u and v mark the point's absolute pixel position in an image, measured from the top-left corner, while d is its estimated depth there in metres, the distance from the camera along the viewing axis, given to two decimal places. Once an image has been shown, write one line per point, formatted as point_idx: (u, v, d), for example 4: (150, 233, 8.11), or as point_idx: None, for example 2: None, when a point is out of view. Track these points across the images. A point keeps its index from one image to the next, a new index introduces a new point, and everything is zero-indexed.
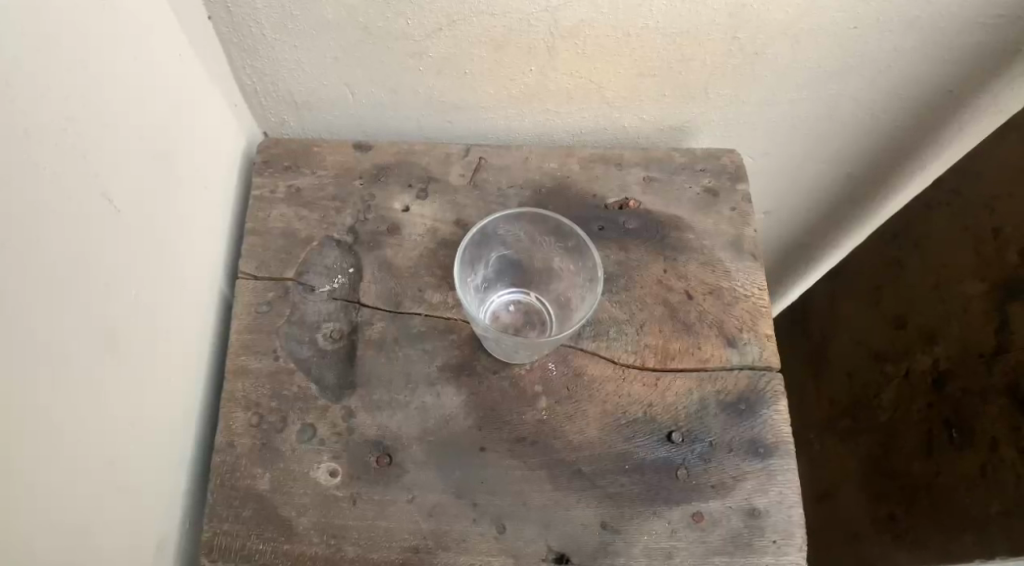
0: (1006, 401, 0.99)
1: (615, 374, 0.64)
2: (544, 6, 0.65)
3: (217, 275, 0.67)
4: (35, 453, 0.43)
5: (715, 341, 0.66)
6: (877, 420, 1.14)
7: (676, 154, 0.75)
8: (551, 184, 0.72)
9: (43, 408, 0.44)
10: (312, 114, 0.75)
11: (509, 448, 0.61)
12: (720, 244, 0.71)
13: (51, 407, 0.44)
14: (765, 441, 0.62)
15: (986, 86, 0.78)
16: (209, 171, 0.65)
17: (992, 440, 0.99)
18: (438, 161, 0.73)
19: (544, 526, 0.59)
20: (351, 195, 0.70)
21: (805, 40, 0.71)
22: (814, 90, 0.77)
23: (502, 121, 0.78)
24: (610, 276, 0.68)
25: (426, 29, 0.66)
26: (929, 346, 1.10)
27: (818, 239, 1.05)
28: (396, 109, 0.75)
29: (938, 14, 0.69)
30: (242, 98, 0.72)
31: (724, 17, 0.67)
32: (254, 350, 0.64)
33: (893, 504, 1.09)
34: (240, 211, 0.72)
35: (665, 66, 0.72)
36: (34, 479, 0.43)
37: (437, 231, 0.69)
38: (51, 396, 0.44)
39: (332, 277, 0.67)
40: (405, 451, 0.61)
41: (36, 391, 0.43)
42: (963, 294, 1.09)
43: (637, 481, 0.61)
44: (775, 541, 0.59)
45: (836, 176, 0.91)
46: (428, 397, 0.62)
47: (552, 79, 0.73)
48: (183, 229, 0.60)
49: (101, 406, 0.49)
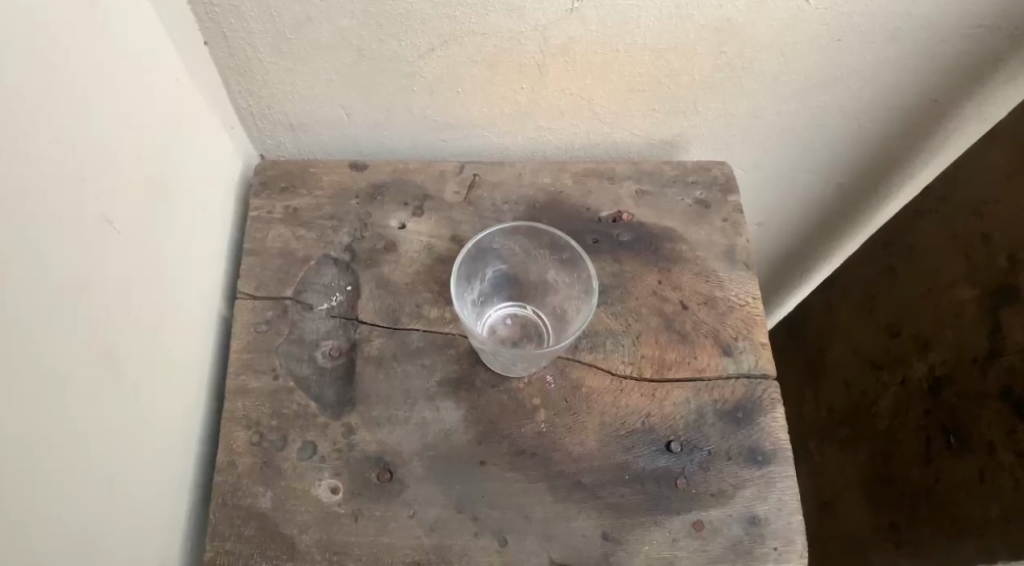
0: (999, 407, 0.94)
1: (612, 385, 0.65)
2: (534, 24, 0.66)
3: (216, 295, 0.68)
4: (37, 472, 0.43)
5: (711, 350, 0.66)
6: (877, 428, 1.13)
7: (667, 166, 0.76)
8: (545, 198, 0.73)
9: (46, 425, 0.44)
10: (308, 135, 0.76)
11: (509, 460, 0.61)
12: (713, 254, 0.72)
13: (53, 424, 0.45)
14: (763, 448, 0.63)
15: (970, 94, 0.79)
16: (206, 193, 0.66)
17: (989, 443, 0.95)
18: (433, 178, 0.73)
19: (545, 537, 0.59)
20: (348, 214, 0.71)
21: (790, 53, 0.72)
22: (801, 102, 0.78)
23: (494, 139, 0.79)
24: (605, 288, 0.69)
25: (419, 50, 0.68)
26: (921, 353, 1.08)
27: (811, 249, 1.06)
28: (390, 128, 0.76)
29: (920, 25, 0.70)
30: (238, 121, 0.73)
31: (710, 31, 0.68)
32: (254, 368, 0.64)
33: (894, 513, 1.08)
34: (238, 231, 0.73)
35: (654, 81, 0.73)
36: (35, 498, 0.43)
37: (433, 247, 0.70)
38: (54, 413, 0.45)
39: (330, 295, 0.67)
40: (406, 466, 0.61)
41: (37, 409, 0.43)
42: (957, 300, 1.04)
43: (637, 491, 0.61)
44: (776, 548, 0.60)
45: (826, 186, 0.93)
46: (427, 412, 0.63)
47: (544, 96, 0.74)
48: (182, 251, 0.61)
49: (103, 424, 0.49)
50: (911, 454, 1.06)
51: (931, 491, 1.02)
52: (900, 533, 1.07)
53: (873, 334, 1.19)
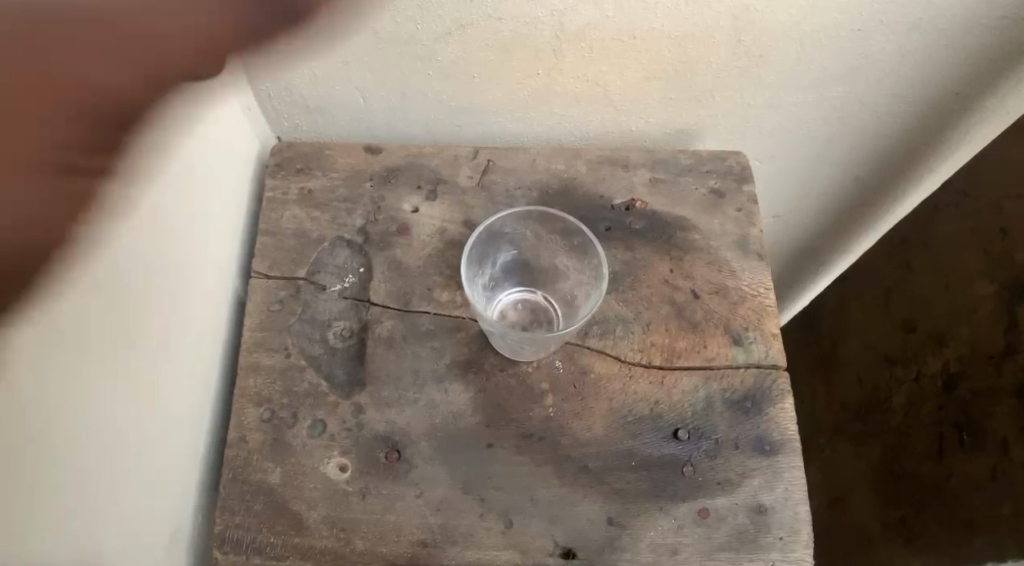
0: (1014, 403, 1.07)
1: (621, 371, 0.65)
2: (550, 9, 0.66)
3: (228, 274, 0.68)
4: (42, 478, 0.43)
5: (721, 339, 0.66)
6: (887, 423, 1.11)
7: (682, 155, 0.76)
8: (558, 185, 0.74)
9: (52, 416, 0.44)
10: (324, 118, 0.77)
11: (516, 443, 0.61)
12: (726, 243, 0.71)
13: (58, 422, 0.45)
14: (770, 438, 0.63)
15: (993, 88, 0.78)
16: (222, 173, 0.67)
17: (1003, 440, 1.06)
18: (446, 162, 0.74)
19: (550, 520, 0.59)
20: (361, 196, 0.71)
21: (810, 42, 0.71)
22: (822, 92, 0.78)
23: (509, 124, 0.79)
24: (616, 275, 0.69)
25: (436, 33, 0.68)
26: (938, 348, 1.13)
27: (829, 243, 1.05)
28: (406, 112, 0.76)
29: (942, 16, 0.69)
30: (255, 101, 0.74)
31: (728, 19, 0.68)
32: (265, 347, 0.65)
33: (902, 506, 1.07)
34: (252, 211, 0.73)
35: (669, 68, 0.73)
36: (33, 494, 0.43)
37: (445, 231, 0.70)
38: (56, 411, 0.44)
39: (343, 276, 0.68)
40: (413, 446, 0.61)
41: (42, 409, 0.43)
42: (971, 294, 1.15)
43: (642, 477, 0.61)
44: (781, 537, 0.60)
45: (845, 179, 0.92)
46: (435, 394, 0.63)
47: (560, 82, 0.74)
48: (197, 229, 0.62)
49: (104, 426, 0.49)
50: (922, 449, 1.09)
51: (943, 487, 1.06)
52: (908, 527, 1.06)
53: (886, 329, 1.16)
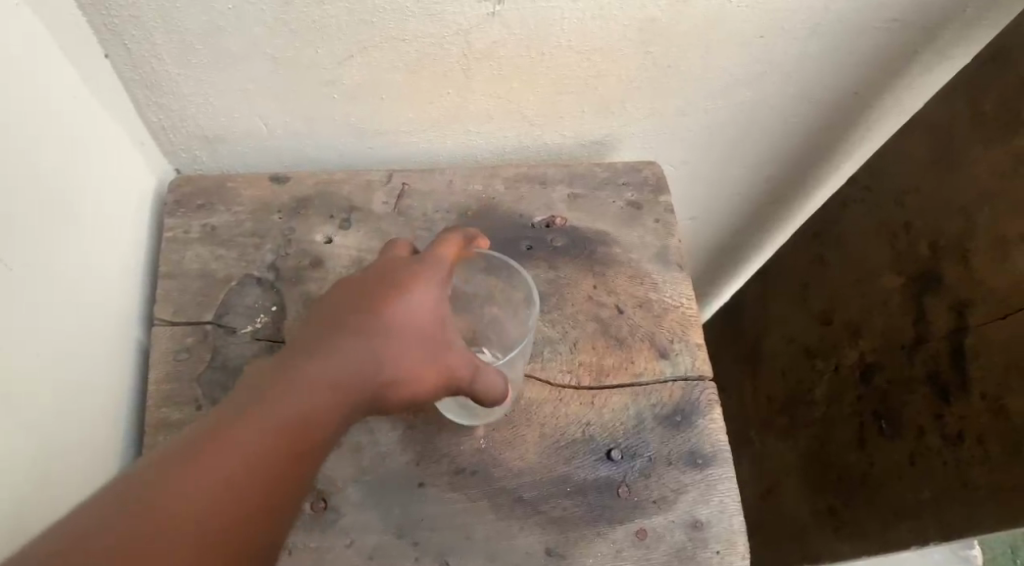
0: (928, 391, 0.92)
1: (551, 395, 0.64)
2: (455, 28, 0.64)
3: (130, 321, 0.64)
4: None
5: (648, 354, 0.66)
6: (813, 415, 1.14)
7: (598, 168, 0.76)
8: (476, 206, 0.72)
9: None
10: (225, 148, 0.72)
11: (448, 480, 0.60)
12: (646, 256, 0.71)
13: None
14: (703, 450, 0.63)
15: (888, 85, 0.81)
16: (114, 216, 0.63)
17: (918, 427, 0.94)
18: (359, 190, 0.71)
19: (488, 557, 0.58)
20: (271, 230, 0.68)
21: (714, 50, 0.72)
22: (731, 98, 0.79)
23: (423, 145, 0.77)
24: (540, 295, 0.68)
25: (338, 57, 0.65)
26: (854, 339, 1.05)
27: (741, 237, 1.08)
28: (313, 138, 0.73)
29: (838, 20, 0.71)
30: (149, 136, 0.69)
31: (633, 31, 0.68)
32: (175, 401, 0.61)
33: (831, 496, 1.10)
34: (152, 253, 0.69)
35: (578, 82, 0.72)
36: None
37: (362, 260, 0.68)
38: None
39: (254, 316, 0.65)
40: (340, 493, 0.59)
41: None
42: (883, 288, 1.00)
43: (579, 503, 0.60)
44: (718, 551, 0.59)
45: (756, 180, 0.94)
46: (361, 435, 0.61)
47: (471, 100, 0.72)
48: (89, 281, 0.58)
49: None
50: (844, 440, 1.07)
51: (868, 477, 1.03)
52: (838, 515, 1.09)
53: (803, 322, 1.17)
